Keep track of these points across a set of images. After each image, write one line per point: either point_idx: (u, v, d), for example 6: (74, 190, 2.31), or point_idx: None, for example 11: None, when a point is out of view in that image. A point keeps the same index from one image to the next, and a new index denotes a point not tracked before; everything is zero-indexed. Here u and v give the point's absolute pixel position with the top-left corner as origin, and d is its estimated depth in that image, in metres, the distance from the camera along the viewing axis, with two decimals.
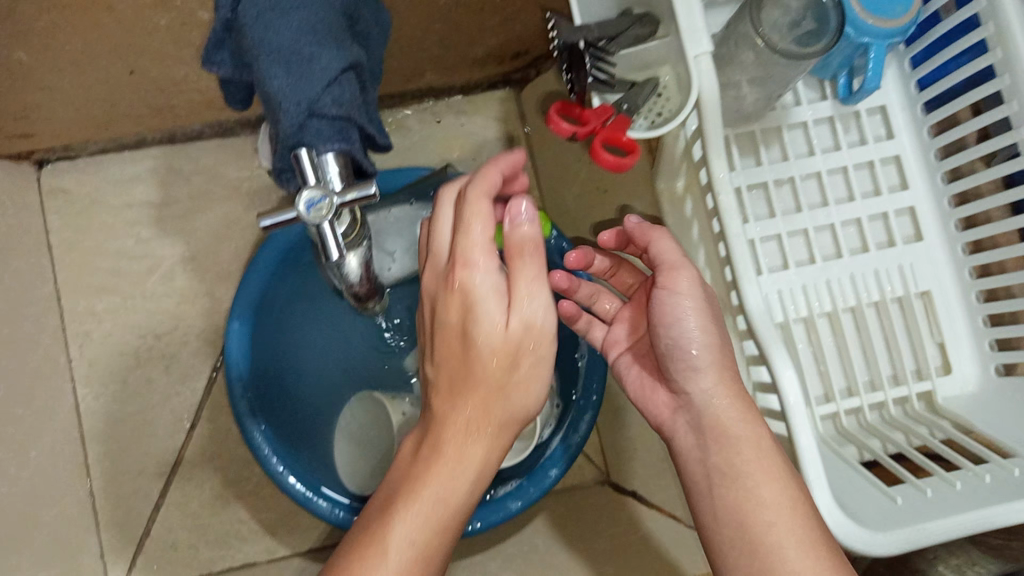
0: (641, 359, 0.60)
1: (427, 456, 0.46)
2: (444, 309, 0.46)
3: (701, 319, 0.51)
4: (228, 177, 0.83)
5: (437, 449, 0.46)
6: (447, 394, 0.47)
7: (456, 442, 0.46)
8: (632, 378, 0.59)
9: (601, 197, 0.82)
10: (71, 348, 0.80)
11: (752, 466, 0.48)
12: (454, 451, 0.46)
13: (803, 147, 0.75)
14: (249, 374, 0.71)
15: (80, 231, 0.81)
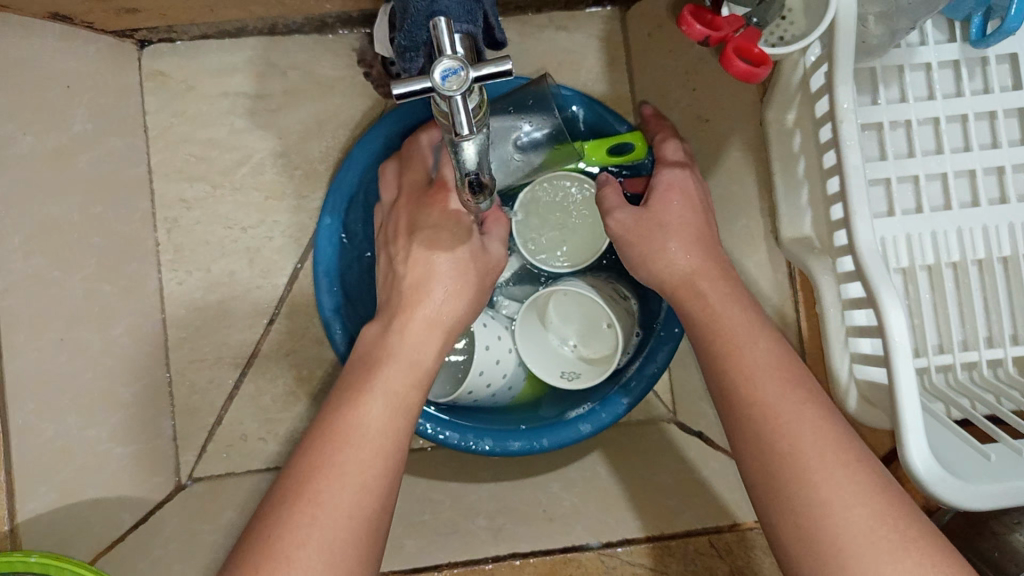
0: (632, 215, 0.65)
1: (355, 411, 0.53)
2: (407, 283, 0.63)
3: (635, 233, 0.64)
4: (324, 76, 0.82)
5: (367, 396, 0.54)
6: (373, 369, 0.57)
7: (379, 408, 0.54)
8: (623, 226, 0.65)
9: (700, 127, 0.80)
10: (159, 231, 0.81)
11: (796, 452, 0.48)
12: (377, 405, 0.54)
13: (923, 90, 0.73)
14: (335, 269, 0.74)
15: (175, 115, 0.82)
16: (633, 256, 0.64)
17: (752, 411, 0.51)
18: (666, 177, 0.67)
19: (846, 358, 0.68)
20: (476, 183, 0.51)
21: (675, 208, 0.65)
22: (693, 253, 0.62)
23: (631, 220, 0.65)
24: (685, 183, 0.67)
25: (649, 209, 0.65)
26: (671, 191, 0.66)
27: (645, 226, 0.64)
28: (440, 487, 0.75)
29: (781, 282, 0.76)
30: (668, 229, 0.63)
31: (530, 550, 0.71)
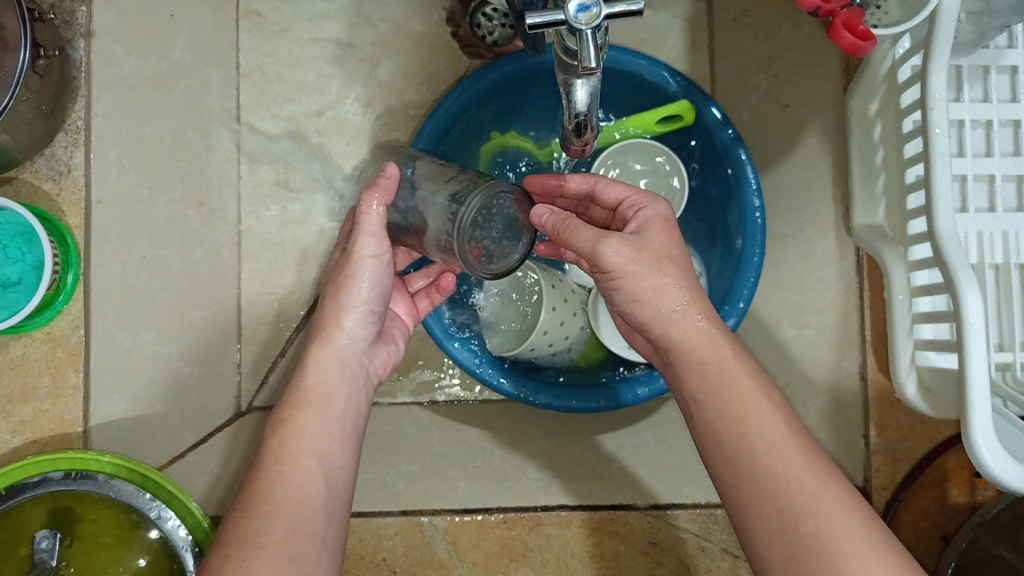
0: (640, 257, 0.54)
1: (282, 474, 0.52)
2: (311, 325, 0.59)
3: (640, 270, 0.53)
4: (413, 31, 0.83)
5: (290, 458, 0.53)
6: (286, 417, 0.55)
7: (303, 470, 0.53)
8: (631, 269, 0.53)
9: (779, 112, 0.80)
10: (241, 164, 0.82)
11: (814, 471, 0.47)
12: (297, 471, 0.53)
13: (1006, 93, 0.74)
14: None
15: (267, 56, 0.82)
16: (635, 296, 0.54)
17: (750, 449, 0.49)
18: (652, 210, 0.57)
19: (908, 344, 0.70)
20: (582, 126, 0.53)
21: (674, 239, 0.56)
22: (690, 301, 0.54)
23: (631, 252, 0.54)
24: (667, 214, 0.57)
25: (647, 237, 0.55)
26: (662, 225, 0.56)
27: (652, 256, 0.54)
28: (492, 437, 0.76)
29: (846, 265, 0.78)
30: (670, 262, 0.54)
31: (581, 503, 0.74)
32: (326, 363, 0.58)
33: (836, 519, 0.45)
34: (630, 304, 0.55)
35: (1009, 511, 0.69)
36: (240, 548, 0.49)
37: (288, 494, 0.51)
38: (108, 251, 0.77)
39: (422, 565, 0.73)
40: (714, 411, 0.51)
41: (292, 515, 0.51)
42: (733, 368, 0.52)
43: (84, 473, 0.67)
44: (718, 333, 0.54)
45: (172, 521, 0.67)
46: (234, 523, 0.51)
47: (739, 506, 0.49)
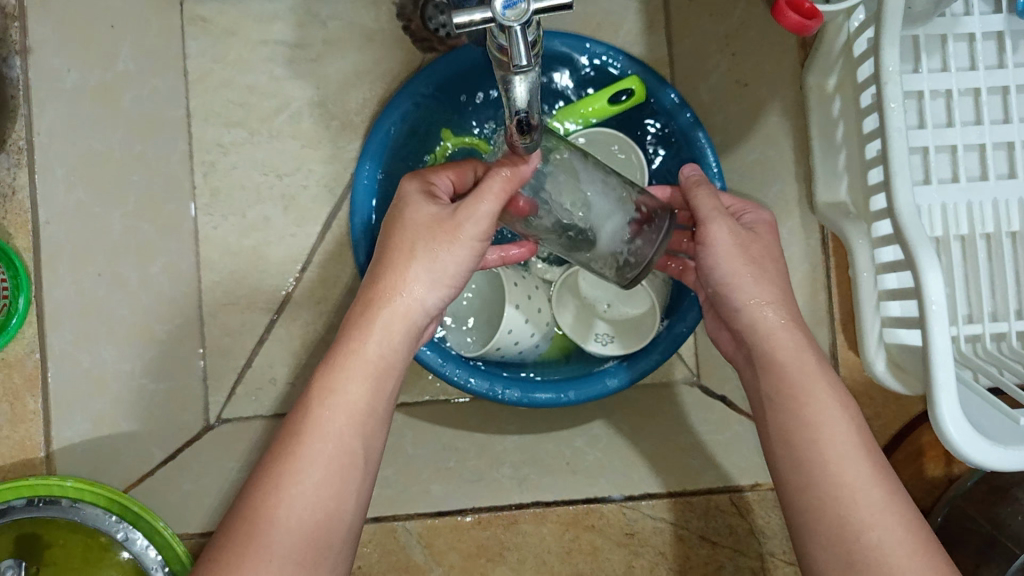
0: (739, 250, 0.56)
1: (311, 446, 0.50)
2: (375, 275, 0.55)
3: (743, 259, 0.56)
4: (363, 27, 0.81)
5: (324, 427, 0.50)
6: (329, 378, 0.52)
7: (338, 446, 0.50)
8: (726, 258, 0.56)
9: (739, 91, 0.79)
10: (195, 174, 0.80)
11: (874, 484, 0.48)
12: (332, 445, 0.50)
13: (965, 62, 0.72)
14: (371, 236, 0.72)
15: (216, 61, 0.81)
16: (731, 278, 0.56)
17: (824, 449, 0.49)
18: (759, 214, 0.60)
19: (876, 321, 0.69)
20: (526, 123, 0.51)
21: (775, 244, 0.59)
22: (784, 300, 0.56)
23: (739, 241, 0.56)
24: (771, 221, 0.60)
25: (754, 235, 0.58)
26: (766, 229, 0.59)
27: (758, 250, 0.57)
28: (466, 436, 0.76)
29: (812, 244, 0.77)
30: (771, 261, 0.57)
31: (556, 499, 0.74)
32: (381, 329, 0.54)
33: (899, 535, 0.46)
34: (724, 290, 0.57)
35: (983, 484, 0.69)
36: (257, 518, 0.47)
37: (320, 466, 0.49)
38: (60, 271, 0.76)
39: (399, 570, 0.73)
40: (785, 410, 0.52)
41: (320, 488, 0.49)
42: (812, 372, 0.52)
43: (48, 499, 0.67)
44: (799, 334, 0.55)
45: (140, 541, 0.67)
46: (260, 481, 0.49)
47: (796, 504, 0.50)
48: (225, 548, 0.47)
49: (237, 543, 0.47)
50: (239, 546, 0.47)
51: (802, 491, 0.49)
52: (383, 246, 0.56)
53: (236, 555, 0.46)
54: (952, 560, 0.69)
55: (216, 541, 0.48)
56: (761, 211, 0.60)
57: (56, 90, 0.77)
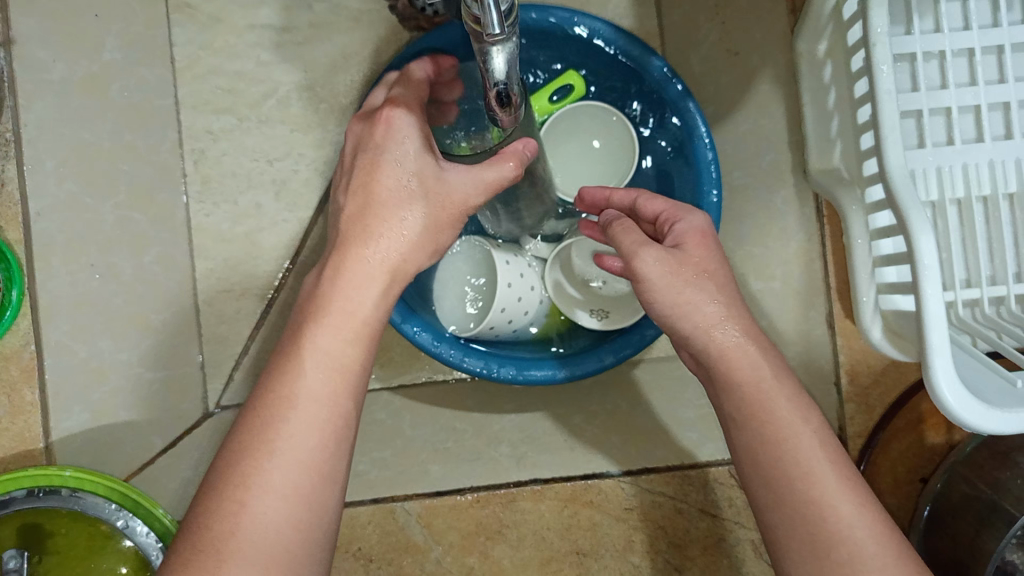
0: (677, 270, 0.52)
1: (294, 401, 0.47)
2: (350, 233, 0.53)
3: (676, 285, 0.52)
4: (349, 8, 0.80)
5: (313, 389, 0.48)
6: (308, 333, 0.50)
7: (317, 406, 0.47)
8: (661, 283, 0.52)
9: (730, 61, 0.78)
10: (185, 162, 0.80)
11: (846, 501, 0.46)
12: (318, 405, 0.47)
13: (959, 21, 0.71)
14: None
15: (203, 47, 0.80)
16: (668, 316, 0.53)
17: (789, 461, 0.48)
18: (688, 223, 0.55)
19: (871, 288, 0.69)
20: (504, 94, 0.51)
21: (713, 252, 0.54)
22: (729, 315, 0.52)
23: (667, 267, 0.52)
24: (705, 226, 0.55)
25: (685, 251, 0.53)
26: (699, 237, 0.55)
27: (690, 271, 0.52)
28: (464, 416, 0.76)
29: (807, 213, 0.77)
30: (707, 277, 0.52)
31: (554, 476, 0.74)
32: (354, 284, 0.51)
33: (869, 548, 0.45)
34: (665, 317, 0.53)
35: (982, 449, 0.69)
36: (249, 481, 0.45)
37: (303, 424, 0.47)
38: (53, 262, 0.77)
39: (399, 551, 0.73)
40: (751, 432, 0.50)
41: (302, 455, 0.46)
42: (770, 392, 0.49)
43: (49, 488, 0.68)
44: (757, 350, 0.51)
45: (141, 528, 0.68)
46: (240, 451, 0.46)
47: (771, 523, 0.48)
48: (212, 514, 0.44)
49: (223, 502, 0.44)
50: (226, 500, 0.44)
51: (767, 510, 0.48)
52: (359, 203, 0.54)
53: (225, 524, 0.44)
54: (953, 527, 0.68)
55: (199, 501, 0.46)
56: (691, 218, 0.56)
57: (43, 82, 0.78)
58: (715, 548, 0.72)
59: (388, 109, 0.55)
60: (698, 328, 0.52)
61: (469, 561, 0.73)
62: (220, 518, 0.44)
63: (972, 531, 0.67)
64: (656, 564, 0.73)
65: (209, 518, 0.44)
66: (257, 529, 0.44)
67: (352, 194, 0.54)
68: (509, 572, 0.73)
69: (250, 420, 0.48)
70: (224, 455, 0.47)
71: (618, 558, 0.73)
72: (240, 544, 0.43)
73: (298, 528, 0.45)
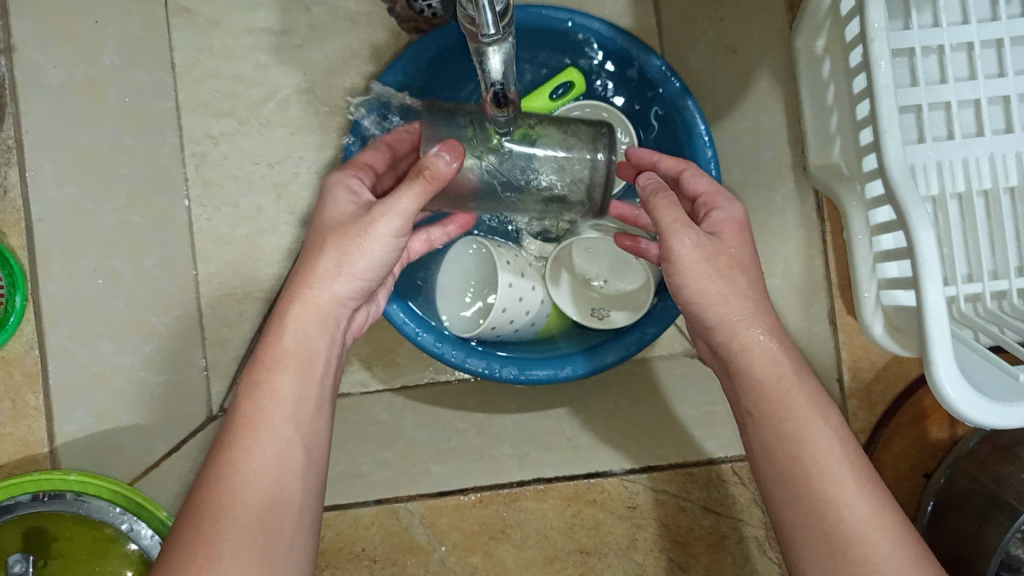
0: (712, 257, 0.52)
1: (252, 450, 0.49)
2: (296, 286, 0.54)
3: (708, 274, 0.52)
4: (347, 11, 0.81)
5: (267, 421, 0.50)
6: (262, 382, 0.51)
7: (274, 453, 0.49)
8: (693, 271, 0.52)
9: (729, 58, 0.78)
10: (187, 167, 0.81)
11: (862, 502, 0.46)
12: (272, 434, 0.49)
13: (958, 16, 0.71)
14: None
15: (203, 52, 0.81)
16: (698, 311, 0.53)
17: (807, 461, 0.48)
18: (728, 212, 0.55)
19: (872, 283, 0.68)
20: (501, 94, 0.51)
21: (748, 244, 0.54)
22: (756, 312, 0.52)
23: (702, 254, 0.52)
24: (744, 218, 0.55)
25: (721, 240, 0.53)
26: (736, 228, 0.54)
27: (723, 262, 0.52)
28: (466, 417, 0.77)
29: (807, 209, 0.76)
30: (739, 270, 0.52)
31: (556, 476, 0.74)
32: (302, 323, 0.53)
33: (884, 551, 0.45)
34: (693, 305, 0.53)
35: (985, 443, 0.69)
36: (215, 510, 0.46)
37: (260, 469, 0.48)
38: (54, 268, 0.76)
39: (402, 552, 0.73)
40: (768, 430, 0.50)
41: (264, 500, 0.47)
42: (790, 389, 0.50)
43: (53, 492, 0.68)
44: (781, 349, 0.51)
45: (146, 531, 0.68)
46: (202, 502, 0.47)
47: (785, 521, 0.48)
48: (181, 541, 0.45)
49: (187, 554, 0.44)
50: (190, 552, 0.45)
51: (782, 509, 0.49)
52: (306, 246, 0.55)
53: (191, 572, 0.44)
54: (955, 522, 0.68)
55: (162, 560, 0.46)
56: (736, 205, 0.55)
57: (43, 88, 0.77)
58: (718, 545, 0.72)
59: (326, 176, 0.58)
60: (722, 325, 0.52)
61: (472, 561, 0.73)
62: (189, 546, 0.44)
63: (975, 526, 0.66)
64: (660, 563, 0.72)
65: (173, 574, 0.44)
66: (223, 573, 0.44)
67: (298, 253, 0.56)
68: (512, 572, 0.73)
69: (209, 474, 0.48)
70: (186, 507, 0.47)
71: (622, 556, 0.73)
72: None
73: (260, 548, 0.46)
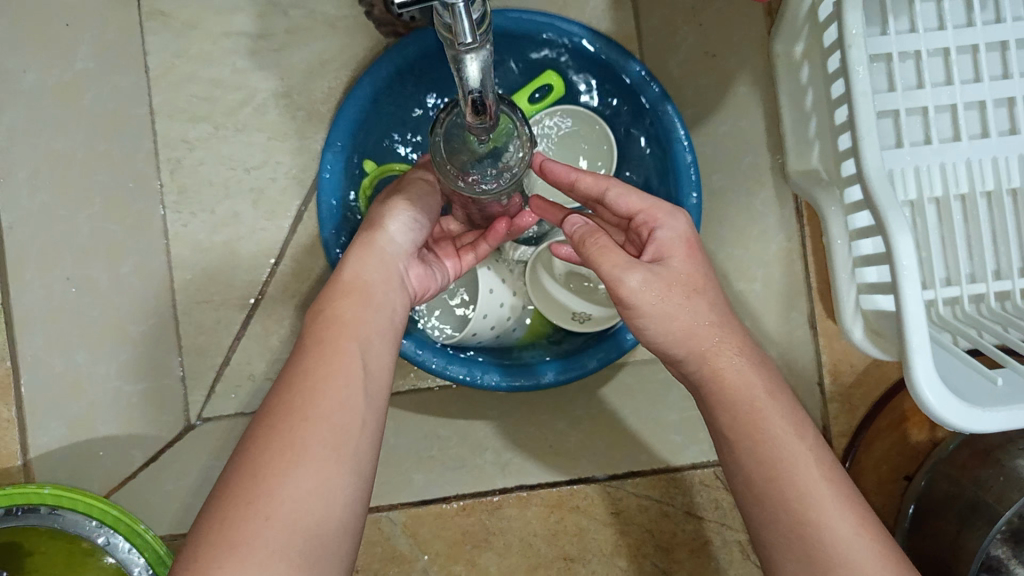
0: (666, 292, 0.52)
1: (331, 353, 0.50)
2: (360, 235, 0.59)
3: (668, 309, 0.52)
4: (326, 14, 0.80)
5: (339, 339, 0.50)
6: (334, 304, 0.53)
7: (351, 357, 0.50)
8: (652, 310, 0.52)
9: (709, 63, 0.78)
10: (162, 172, 0.79)
11: (845, 525, 0.46)
12: (341, 350, 0.50)
13: (934, 22, 0.71)
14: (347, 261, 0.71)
15: (178, 56, 0.79)
16: (663, 347, 0.54)
17: (788, 477, 0.48)
18: (671, 231, 0.56)
19: (852, 288, 0.69)
20: (479, 102, 0.50)
21: (699, 264, 0.55)
22: (720, 341, 0.52)
23: (654, 292, 0.52)
24: (690, 235, 0.56)
25: (671, 268, 0.54)
26: (686, 247, 0.55)
27: (679, 291, 0.53)
28: (447, 424, 0.75)
29: (787, 215, 0.77)
30: (697, 296, 0.53)
31: (539, 482, 0.74)
32: (367, 261, 0.56)
33: (868, 569, 0.45)
34: (656, 343, 0.54)
35: (964, 448, 0.69)
36: (293, 408, 0.46)
37: (340, 369, 0.49)
38: (27, 275, 0.76)
39: (385, 561, 0.73)
40: (744, 450, 0.50)
41: (342, 398, 0.48)
42: (766, 409, 0.50)
43: (27, 507, 0.66)
44: (748, 369, 0.52)
45: (123, 544, 0.67)
46: (282, 400, 0.47)
47: (766, 542, 0.48)
48: (258, 445, 0.45)
49: (270, 441, 0.45)
50: (271, 439, 0.45)
51: (766, 533, 0.48)
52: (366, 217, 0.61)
53: (275, 453, 0.44)
54: (936, 526, 0.68)
55: (240, 456, 0.45)
56: (672, 222, 0.56)
57: (16, 93, 0.78)
58: (701, 550, 0.72)
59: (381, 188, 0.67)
60: (689, 356, 0.53)
61: (454, 569, 0.73)
62: (271, 444, 0.44)
63: (953, 529, 0.67)
64: (643, 568, 0.73)
65: (251, 459, 0.44)
66: (305, 457, 0.44)
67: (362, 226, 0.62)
68: None
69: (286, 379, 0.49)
70: (263, 407, 0.48)
71: (605, 562, 0.73)
72: (286, 475, 0.43)
73: (336, 443, 0.46)
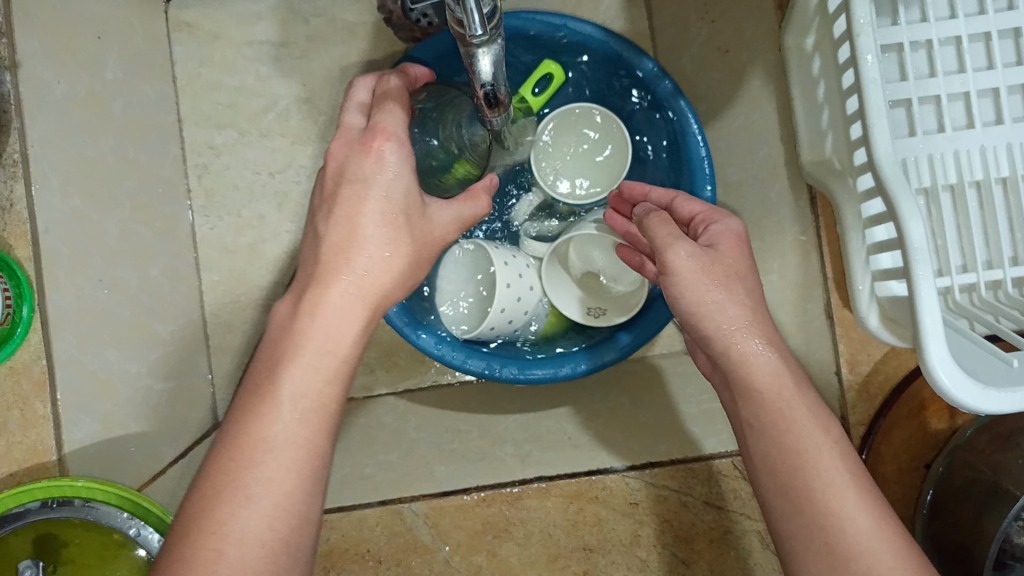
0: (713, 270, 0.53)
1: (271, 443, 0.46)
2: (326, 261, 0.51)
3: (705, 283, 0.52)
4: (345, 21, 0.85)
5: (280, 428, 0.46)
6: (284, 368, 0.48)
7: (295, 448, 0.46)
8: (687, 280, 0.53)
9: (721, 58, 0.79)
10: (190, 176, 0.87)
11: (864, 514, 0.47)
12: (290, 453, 0.46)
13: (945, 11, 0.72)
14: None
15: (204, 63, 0.87)
16: (693, 327, 0.54)
17: (813, 471, 0.49)
18: (724, 226, 0.56)
19: (866, 275, 0.69)
20: (491, 95, 0.52)
21: (744, 257, 0.55)
22: (751, 320, 0.52)
23: (699, 264, 0.53)
24: (739, 231, 0.56)
25: (717, 252, 0.54)
26: (733, 241, 0.55)
27: (721, 271, 0.53)
28: (468, 418, 0.79)
29: (802, 206, 0.77)
30: (736, 280, 0.53)
31: (558, 473, 0.75)
32: (329, 312, 0.50)
33: (888, 563, 0.46)
34: (689, 316, 0.54)
35: (983, 432, 0.68)
36: (219, 526, 0.43)
37: (275, 469, 0.45)
38: (59, 277, 0.69)
39: (407, 552, 0.74)
40: (768, 440, 0.51)
41: (281, 502, 0.45)
42: (793, 400, 0.51)
43: (62, 500, 0.68)
44: (779, 360, 0.52)
45: (154, 535, 0.70)
46: (210, 501, 0.44)
47: (785, 533, 0.50)
48: (180, 562, 0.42)
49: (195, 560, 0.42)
50: (193, 559, 0.42)
51: (781, 522, 0.50)
52: (334, 225, 0.51)
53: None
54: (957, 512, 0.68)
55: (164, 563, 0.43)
56: (732, 220, 0.56)
57: (43, 100, 0.69)
58: (722, 540, 0.72)
59: (381, 137, 0.52)
60: (716, 338, 0.53)
61: (476, 560, 0.73)
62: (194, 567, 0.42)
63: (973, 516, 0.67)
64: (663, 559, 0.73)
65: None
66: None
67: (332, 222, 0.51)
68: (516, 570, 0.73)
69: (219, 464, 0.45)
70: (192, 501, 0.45)
71: (626, 552, 0.73)
72: None
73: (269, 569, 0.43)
